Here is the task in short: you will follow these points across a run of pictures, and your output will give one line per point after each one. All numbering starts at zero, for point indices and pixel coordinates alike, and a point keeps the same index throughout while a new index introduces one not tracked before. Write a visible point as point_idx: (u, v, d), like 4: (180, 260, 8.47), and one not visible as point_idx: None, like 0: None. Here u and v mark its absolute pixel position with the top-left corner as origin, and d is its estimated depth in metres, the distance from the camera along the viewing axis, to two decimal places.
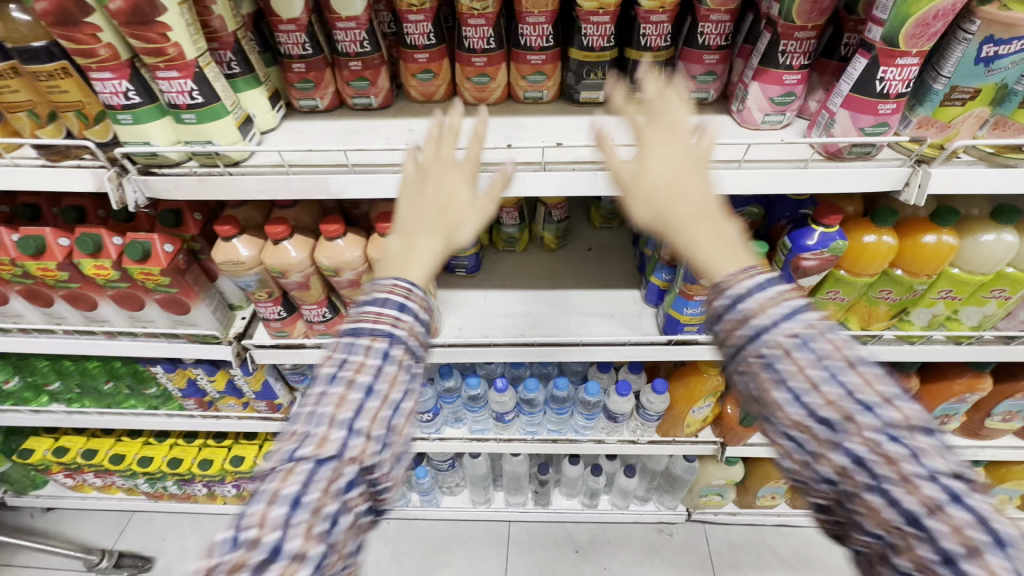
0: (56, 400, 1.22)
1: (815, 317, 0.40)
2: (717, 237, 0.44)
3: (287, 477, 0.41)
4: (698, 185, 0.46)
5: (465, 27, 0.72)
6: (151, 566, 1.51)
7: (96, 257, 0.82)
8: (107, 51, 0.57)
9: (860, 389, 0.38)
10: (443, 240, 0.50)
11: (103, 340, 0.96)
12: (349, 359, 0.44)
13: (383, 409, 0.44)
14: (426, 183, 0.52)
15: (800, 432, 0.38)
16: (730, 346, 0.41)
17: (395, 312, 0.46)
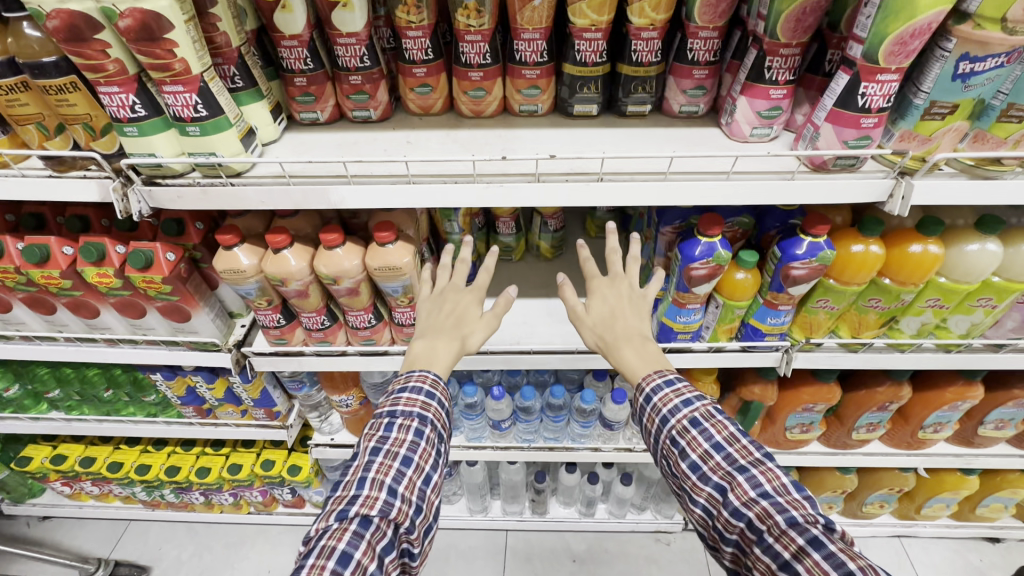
0: (56, 408, 1.23)
1: (706, 405, 0.64)
2: (641, 354, 0.69)
3: (342, 535, 0.55)
4: (630, 319, 0.72)
5: (463, 43, 0.74)
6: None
7: (99, 265, 0.83)
8: (115, 66, 0.59)
9: (738, 461, 0.59)
10: (456, 345, 0.72)
11: (104, 347, 0.97)
12: (390, 435, 0.63)
13: (415, 478, 0.62)
14: (444, 303, 0.76)
15: (701, 493, 0.59)
16: (653, 432, 0.66)
17: (425, 398, 0.67)
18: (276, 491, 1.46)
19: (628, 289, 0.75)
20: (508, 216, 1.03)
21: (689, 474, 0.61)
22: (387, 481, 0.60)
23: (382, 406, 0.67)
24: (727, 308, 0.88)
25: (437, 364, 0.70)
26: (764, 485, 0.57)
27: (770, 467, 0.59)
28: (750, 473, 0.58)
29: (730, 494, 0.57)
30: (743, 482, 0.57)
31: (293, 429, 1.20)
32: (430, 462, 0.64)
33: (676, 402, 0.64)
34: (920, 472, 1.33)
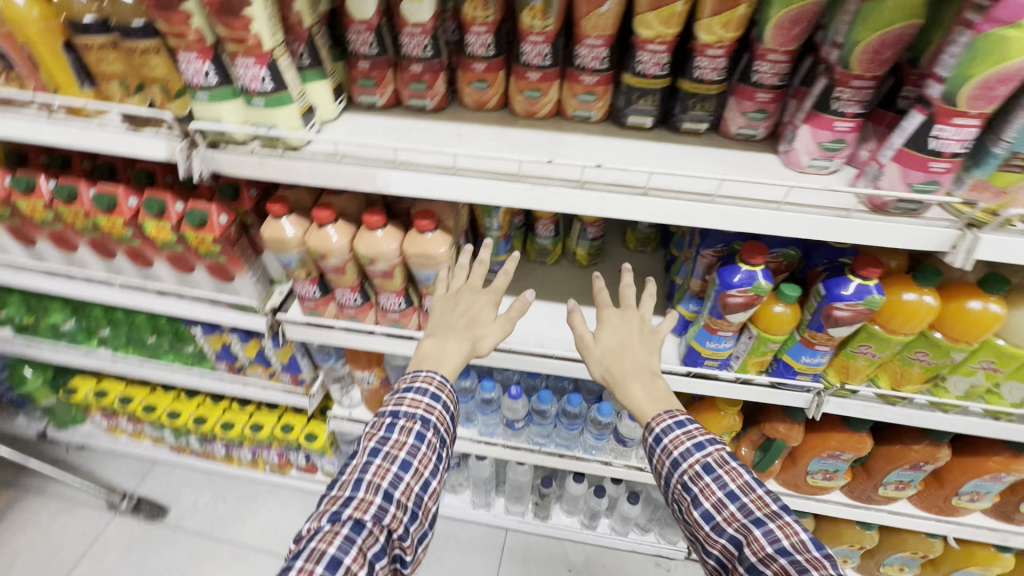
0: (104, 346, 1.31)
1: (717, 450, 0.66)
2: (647, 389, 0.71)
3: (333, 539, 0.60)
4: (636, 354, 0.75)
5: (525, 44, 0.74)
6: (166, 515, 1.60)
7: (159, 219, 0.89)
8: (195, 35, 0.63)
9: (752, 512, 0.60)
10: (468, 347, 0.77)
11: (154, 297, 1.03)
12: (392, 438, 0.69)
13: (410, 483, 0.67)
14: (459, 302, 0.81)
15: (717, 543, 0.61)
16: (664, 475, 0.67)
17: (430, 401, 0.72)
18: (292, 454, 1.52)
19: (637, 324, 0.78)
20: (547, 218, 1.04)
21: (703, 523, 0.63)
22: (383, 486, 0.65)
23: (388, 404, 0.72)
24: (761, 340, 0.85)
25: (444, 364, 0.76)
26: (781, 540, 0.57)
27: (787, 521, 0.59)
28: (767, 526, 0.59)
29: (745, 548, 0.59)
30: (759, 537, 0.58)
31: (315, 397, 1.24)
32: (429, 469, 0.69)
33: (688, 445, 0.66)
34: (948, 540, 1.25)
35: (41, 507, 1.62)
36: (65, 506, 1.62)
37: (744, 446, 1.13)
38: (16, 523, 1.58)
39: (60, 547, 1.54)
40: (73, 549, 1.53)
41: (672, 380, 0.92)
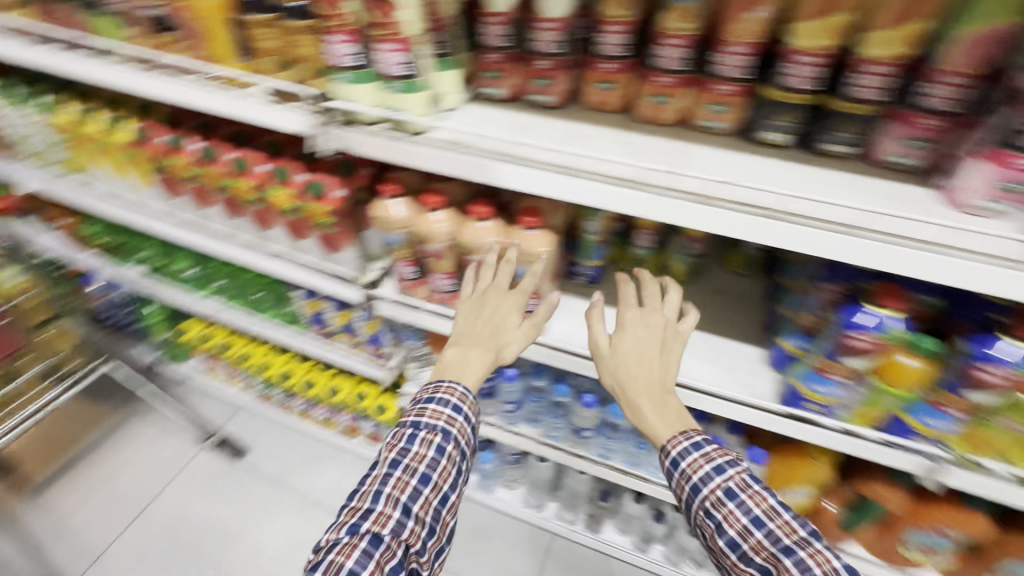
0: (217, 295, 1.45)
1: (737, 474, 0.68)
2: (658, 407, 0.75)
3: (351, 552, 0.62)
4: (650, 369, 0.78)
5: (660, 46, 0.71)
6: (246, 456, 1.77)
7: (285, 186, 0.96)
8: (348, 18, 0.68)
9: (780, 540, 0.62)
10: (491, 354, 0.80)
11: (262, 259, 1.08)
12: (412, 449, 0.72)
13: (427, 498, 0.69)
14: (485, 306, 0.83)
15: (744, 572, 0.63)
16: (685, 501, 0.70)
17: (450, 411, 0.75)
18: (362, 422, 1.60)
19: (657, 338, 0.81)
20: (649, 228, 1.00)
21: (729, 551, 0.65)
22: (401, 499, 0.68)
23: (409, 415, 0.76)
24: (877, 392, 0.76)
25: (466, 374, 0.78)
26: (813, 569, 0.58)
27: (819, 549, 0.60)
28: (797, 554, 0.60)
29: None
30: (790, 566, 0.60)
31: (390, 372, 1.27)
32: (447, 482, 0.72)
33: (706, 469, 0.69)
34: None
35: (147, 429, 1.83)
36: (168, 429, 1.83)
37: (831, 500, 1.03)
38: (125, 440, 1.80)
39: (158, 468, 1.73)
40: (168, 472, 1.72)
41: (766, 418, 0.86)
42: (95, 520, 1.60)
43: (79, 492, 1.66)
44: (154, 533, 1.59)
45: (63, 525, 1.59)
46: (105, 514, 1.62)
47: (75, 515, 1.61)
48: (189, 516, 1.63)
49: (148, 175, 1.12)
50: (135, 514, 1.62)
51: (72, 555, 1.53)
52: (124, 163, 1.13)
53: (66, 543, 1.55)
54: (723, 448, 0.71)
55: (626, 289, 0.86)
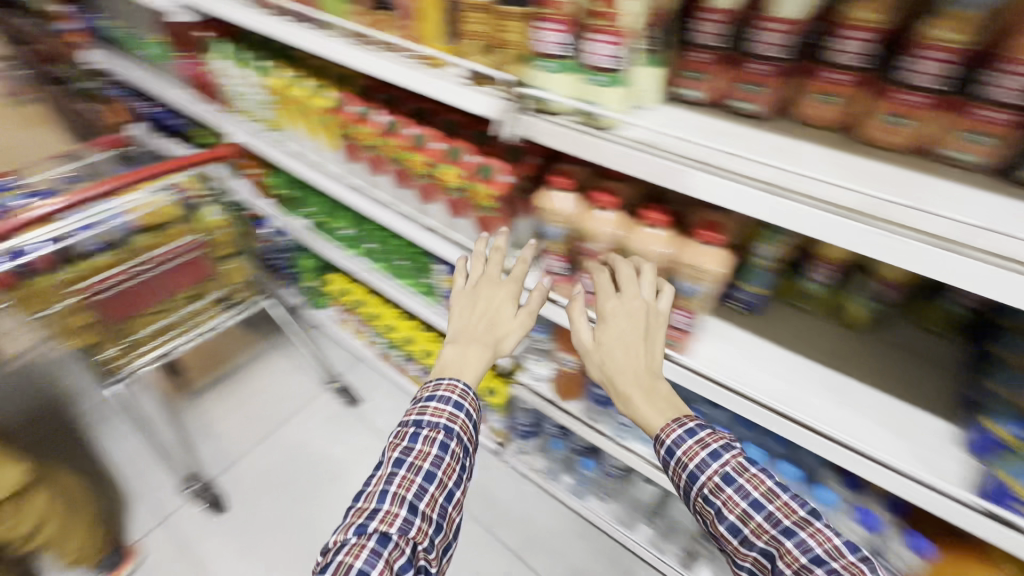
0: (365, 256, 1.57)
1: (732, 457, 0.67)
2: (649, 394, 0.75)
3: (359, 551, 0.68)
4: (632, 356, 0.76)
5: (912, 58, 0.60)
6: (360, 405, 1.93)
7: (454, 166, 0.99)
8: (569, 7, 0.66)
9: (782, 523, 0.62)
10: (491, 347, 0.89)
11: (417, 230, 1.15)
12: (415, 448, 0.79)
13: (432, 496, 0.76)
14: (479, 300, 0.94)
15: (748, 556, 0.64)
16: (685, 490, 0.70)
17: (452, 408, 0.83)
18: None
19: (637, 322, 0.77)
20: (833, 264, 0.89)
21: (731, 537, 0.65)
22: (407, 497, 0.74)
23: (412, 415, 0.84)
24: None
25: (467, 367, 0.88)
26: (815, 549, 0.59)
27: (819, 527, 0.60)
28: (799, 536, 0.60)
29: (779, 560, 0.61)
30: (792, 548, 0.60)
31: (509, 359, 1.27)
32: (451, 479, 0.79)
33: (703, 455, 0.68)
34: None
35: (284, 363, 2.06)
36: (303, 365, 2.05)
37: None
38: (266, 368, 2.04)
39: (289, 399, 1.95)
40: (295, 405, 1.93)
41: (954, 509, 0.72)
42: (235, 432, 1.84)
43: (226, 405, 1.91)
44: (278, 455, 1.79)
45: (210, 429, 1.84)
46: (243, 429, 1.85)
47: (221, 424, 1.86)
48: (308, 448, 1.82)
49: (335, 140, 1.23)
50: (265, 435, 1.84)
51: (215, 458, 1.77)
52: (317, 126, 1.25)
53: (212, 445, 1.80)
54: (714, 431, 0.70)
55: (601, 274, 0.82)
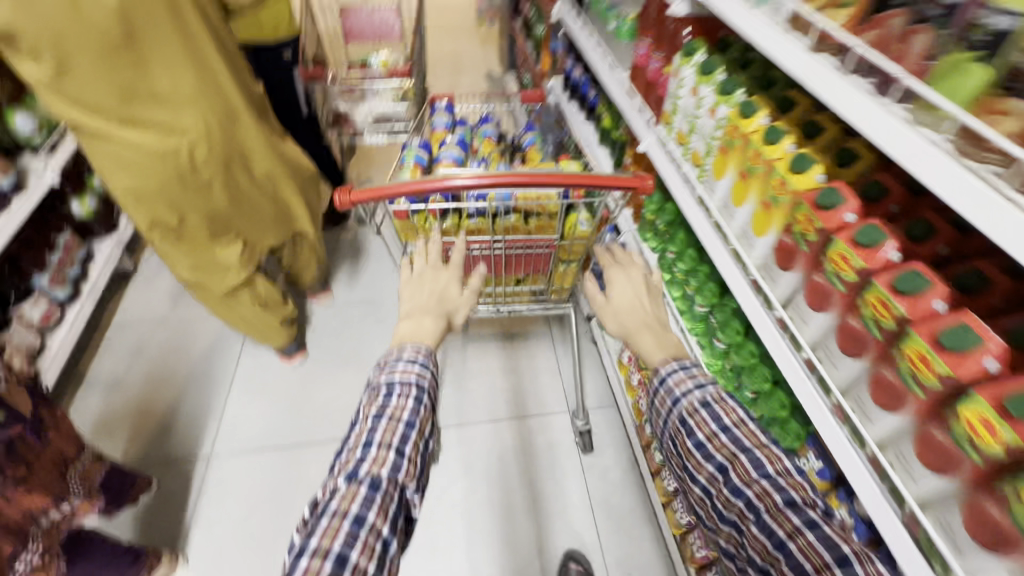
0: (704, 346, 1.19)
1: (712, 389, 0.91)
2: (659, 338, 1.04)
3: (351, 500, 0.77)
4: (640, 305, 1.09)
5: None
6: (588, 455, 1.71)
7: (1006, 417, 0.52)
8: None
9: (739, 441, 0.85)
10: (444, 316, 1.06)
11: (827, 411, 0.77)
12: (389, 403, 0.88)
13: (415, 440, 0.86)
14: (423, 283, 1.10)
15: (706, 471, 0.86)
16: (668, 413, 0.94)
17: (420, 368, 0.94)
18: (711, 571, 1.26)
19: (640, 279, 1.14)
20: None
21: (696, 450, 0.88)
22: (392, 444, 0.83)
23: (381, 380, 0.93)
24: None
25: (427, 338, 1.01)
26: (764, 468, 0.82)
27: (769, 452, 0.84)
28: (751, 454, 0.83)
29: (731, 472, 0.83)
30: (744, 463, 0.82)
31: None
32: (424, 428, 0.89)
33: (688, 384, 0.93)
34: None
35: (549, 360, 1.97)
36: (556, 373, 1.92)
37: None
38: (533, 354, 1.99)
39: (536, 397, 1.87)
40: (537, 406, 1.85)
41: None
42: (479, 397, 1.87)
43: (485, 365, 1.95)
44: (499, 445, 1.75)
45: (463, 379, 1.91)
46: (486, 398, 1.86)
47: (474, 380, 1.91)
48: (525, 458, 1.72)
49: (777, 227, 0.85)
50: (499, 417, 1.82)
51: (454, 407, 1.83)
52: (755, 195, 0.91)
53: (457, 395, 1.87)
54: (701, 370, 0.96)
55: (605, 256, 1.18)
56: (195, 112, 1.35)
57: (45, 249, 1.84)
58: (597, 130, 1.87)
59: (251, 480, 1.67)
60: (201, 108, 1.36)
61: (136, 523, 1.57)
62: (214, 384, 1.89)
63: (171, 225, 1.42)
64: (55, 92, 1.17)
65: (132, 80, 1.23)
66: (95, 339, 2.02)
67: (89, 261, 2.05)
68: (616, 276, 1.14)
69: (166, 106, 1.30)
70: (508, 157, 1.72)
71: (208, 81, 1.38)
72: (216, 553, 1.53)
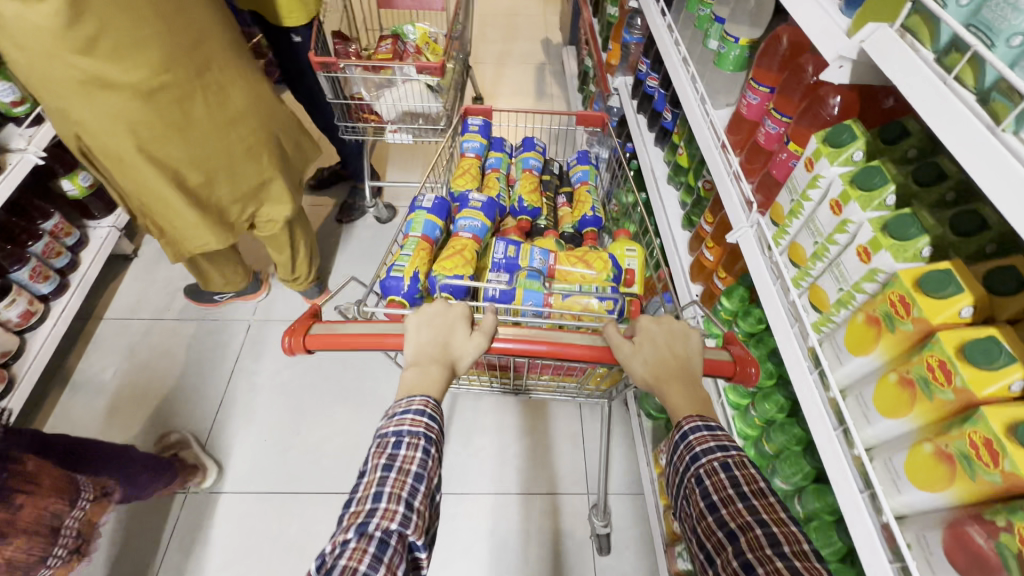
0: None
1: (736, 452, 0.69)
2: (696, 395, 0.76)
3: (359, 559, 0.58)
4: (676, 355, 0.79)
5: None
6: (603, 554, 1.46)
7: None
8: None
9: (758, 514, 0.62)
10: (447, 365, 0.78)
11: None
12: (398, 451, 0.67)
13: (426, 494, 0.66)
14: (428, 324, 0.80)
15: (713, 536, 0.63)
16: (681, 469, 0.72)
17: (427, 420, 0.71)
18: None
19: (673, 327, 0.82)
20: None
21: (706, 511, 0.65)
22: (402, 497, 0.63)
23: (386, 426, 0.71)
24: None
25: (430, 385, 0.75)
26: (783, 549, 0.58)
27: (793, 531, 0.60)
28: (771, 531, 0.60)
29: (743, 542, 0.60)
30: (758, 535, 0.60)
31: None
32: (433, 480, 0.68)
33: (710, 444, 0.70)
34: None
35: (574, 424, 1.71)
36: (578, 441, 1.67)
37: None
38: (556, 415, 1.73)
39: (553, 469, 1.62)
40: (553, 481, 1.60)
41: None
42: (488, 459, 1.64)
43: (498, 421, 1.71)
44: (503, 523, 1.53)
45: (471, 436, 1.68)
46: (494, 463, 1.63)
47: (484, 437, 1.68)
48: (530, 545, 1.49)
49: (956, 497, 0.53)
50: (508, 490, 1.58)
51: (455, 472, 1.60)
52: (924, 415, 0.57)
53: (462, 454, 1.64)
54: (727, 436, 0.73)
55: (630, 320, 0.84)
56: (213, 56, 1.14)
57: (26, 240, 1.67)
58: (668, 162, 1.50)
59: (229, 528, 1.51)
60: (218, 63, 1.16)
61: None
62: (203, 404, 1.73)
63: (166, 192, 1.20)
64: (59, 39, 0.91)
65: (165, 24, 1.03)
66: (87, 332, 1.87)
67: (82, 246, 1.87)
68: (642, 326, 0.81)
69: (190, 49, 1.09)
70: (551, 196, 1.60)
71: (220, 26, 1.16)
72: None
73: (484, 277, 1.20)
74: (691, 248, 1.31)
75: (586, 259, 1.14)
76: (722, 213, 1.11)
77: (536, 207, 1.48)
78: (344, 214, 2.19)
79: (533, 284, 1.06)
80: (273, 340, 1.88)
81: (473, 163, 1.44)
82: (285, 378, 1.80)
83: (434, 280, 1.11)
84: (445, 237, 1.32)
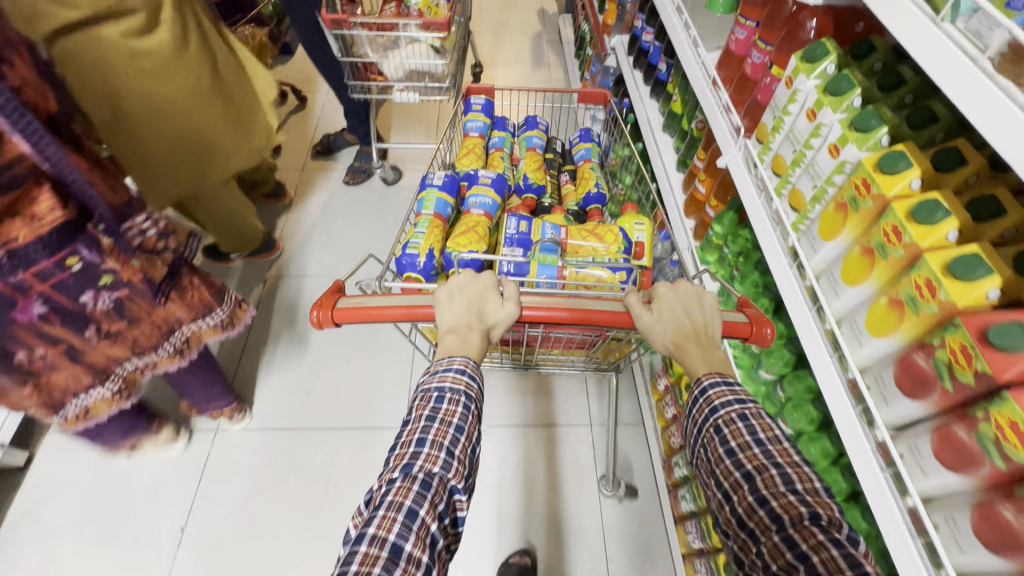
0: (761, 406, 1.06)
1: (752, 406, 0.78)
2: (710, 358, 0.86)
3: (405, 493, 0.68)
4: (692, 321, 0.89)
5: None
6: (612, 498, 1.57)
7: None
8: None
9: (773, 457, 0.72)
10: (480, 330, 0.88)
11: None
12: (440, 406, 0.78)
13: (465, 445, 0.76)
14: (456, 299, 0.88)
15: (730, 477, 0.73)
16: (700, 421, 0.81)
17: (467, 380, 0.82)
18: None
19: (690, 298, 0.90)
20: None
21: (723, 457, 0.74)
22: (444, 444, 0.74)
23: (431, 383, 0.82)
24: None
25: (467, 349, 0.85)
26: (795, 484, 0.68)
27: (805, 472, 0.70)
28: (784, 471, 0.70)
29: (759, 481, 0.70)
30: (773, 475, 0.70)
31: None
32: (472, 436, 0.79)
33: (728, 398, 0.80)
34: None
35: (574, 388, 1.79)
36: (581, 393, 1.78)
37: None
38: (560, 389, 1.78)
39: (556, 408, 1.74)
40: (556, 418, 1.72)
41: None
42: (496, 400, 1.74)
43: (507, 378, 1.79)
44: (511, 457, 1.64)
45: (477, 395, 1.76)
46: (502, 403, 1.74)
47: (491, 377, 1.79)
48: (536, 474, 1.61)
49: (905, 336, 0.64)
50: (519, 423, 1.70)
51: None
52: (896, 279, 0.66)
53: None
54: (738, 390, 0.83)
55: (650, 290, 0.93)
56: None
57: None
58: (663, 112, 1.60)
59: (256, 457, 1.62)
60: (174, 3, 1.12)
61: (144, 508, 1.52)
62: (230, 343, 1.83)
63: (172, 143, 1.22)
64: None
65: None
66: None
67: None
68: (660, 297, 0.90)
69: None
70: (555, 173, 1.70)
71: None
72: (208, 511, 1.52)
73: (497, 251, 1.33)
74: (684, 188, 1.42)
75: (597, 234, 1.26)
76: (713, 147, 1.22)
77: (541, 184, 1.59)
78: (351, 177, 2.27)
79: (549, 258, 1.17)
80: (285, 294, 1.97)
81: (477, 143, 1.55)
82: (302, 330, 1.89)
83: (450, 256, 1.21)
84: (455, 215, 1.43)
